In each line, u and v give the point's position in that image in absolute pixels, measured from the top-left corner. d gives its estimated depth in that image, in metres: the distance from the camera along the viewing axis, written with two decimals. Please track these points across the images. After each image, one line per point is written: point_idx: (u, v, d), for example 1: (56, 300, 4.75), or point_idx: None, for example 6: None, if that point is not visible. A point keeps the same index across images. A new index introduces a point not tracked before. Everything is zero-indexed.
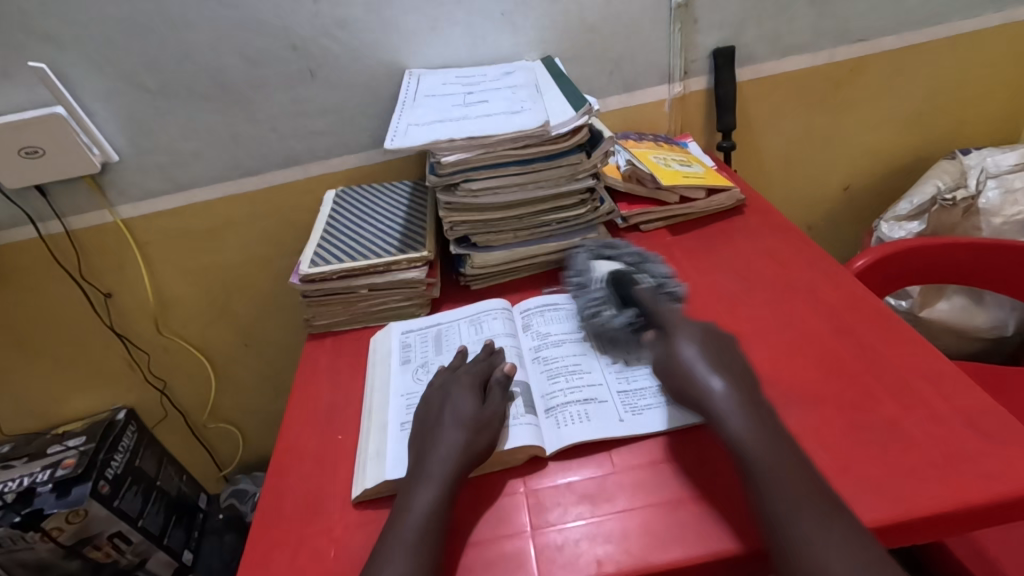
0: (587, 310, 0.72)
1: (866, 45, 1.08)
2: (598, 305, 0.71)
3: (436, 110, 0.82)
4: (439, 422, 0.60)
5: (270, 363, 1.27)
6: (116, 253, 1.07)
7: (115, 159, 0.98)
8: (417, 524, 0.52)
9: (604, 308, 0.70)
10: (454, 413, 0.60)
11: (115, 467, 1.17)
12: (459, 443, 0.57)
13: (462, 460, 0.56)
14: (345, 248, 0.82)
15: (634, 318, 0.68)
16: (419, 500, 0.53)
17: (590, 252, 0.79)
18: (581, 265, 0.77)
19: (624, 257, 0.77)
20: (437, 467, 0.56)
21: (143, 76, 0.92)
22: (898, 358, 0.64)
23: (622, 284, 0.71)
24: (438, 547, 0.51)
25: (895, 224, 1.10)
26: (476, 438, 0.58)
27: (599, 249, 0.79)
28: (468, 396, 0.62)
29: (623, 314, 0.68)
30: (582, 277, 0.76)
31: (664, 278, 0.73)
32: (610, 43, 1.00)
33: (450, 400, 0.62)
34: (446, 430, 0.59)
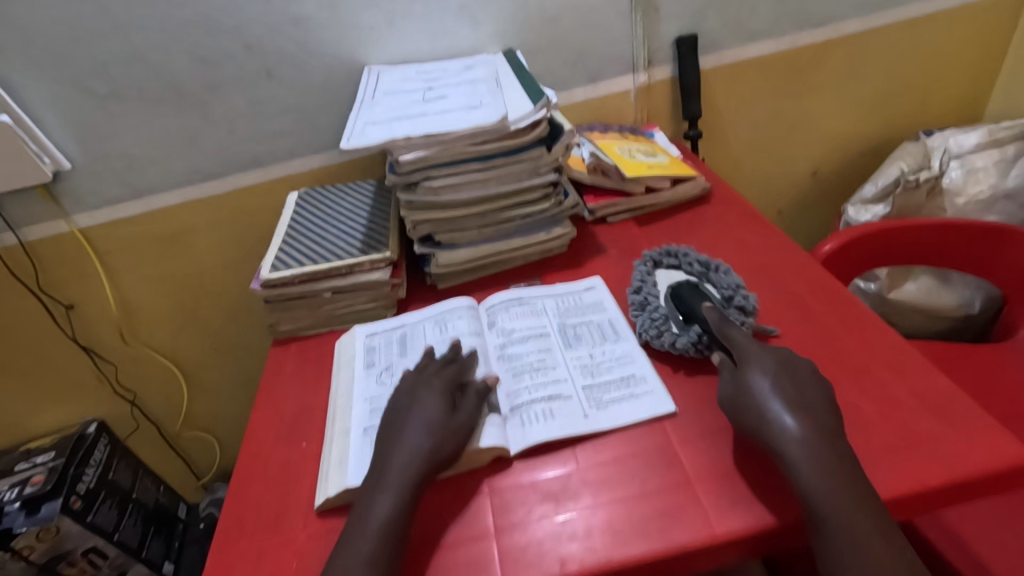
0: (649, 329, 0.67)
1: (827, 29, 1.08)
2: (660, 324, 0.67)
3: (394, 108, 0.81)
4: (405, 428, 0.59)
5: (243, 369, 1.25)
6: (75, 264, 1.04)
7: (68, 167, 0.95)
8: (375, 531, 0.51)
9: (668, 326, 0.67)
10: (421, 418, 0.59)
11: (87, 482, 1.15)
12: (422, 449, 0.56)
13: (424, 466, 0.55)
14: (306, 251, 0.80)
15: (700, 337, 0.64)
16: (376, 508, 0.53)
17: (649, 265, 0.76)
18: (638, 279, 0.74)
19: (689, 266, 0.74)
20: (399, 475, 0.55)
21: (92, 81, 0.89)
22: (857, 342, 0.64)
23: (684, 300, 0.68)
24: (396, 556, 0.50)
25: (861, 208, 1.10)
26: (443, 445, 0.57)
27: (662, 257, 0.76)
28: (436, 401, 0.61)
29: (687, 334, 0.65)
30: (637, 295, 0.72)
31: (733, 290, 0.68)
32: (572, 34, 0.99)
33: (416, 406, 0.60)
34: (410, 435, 0.58)
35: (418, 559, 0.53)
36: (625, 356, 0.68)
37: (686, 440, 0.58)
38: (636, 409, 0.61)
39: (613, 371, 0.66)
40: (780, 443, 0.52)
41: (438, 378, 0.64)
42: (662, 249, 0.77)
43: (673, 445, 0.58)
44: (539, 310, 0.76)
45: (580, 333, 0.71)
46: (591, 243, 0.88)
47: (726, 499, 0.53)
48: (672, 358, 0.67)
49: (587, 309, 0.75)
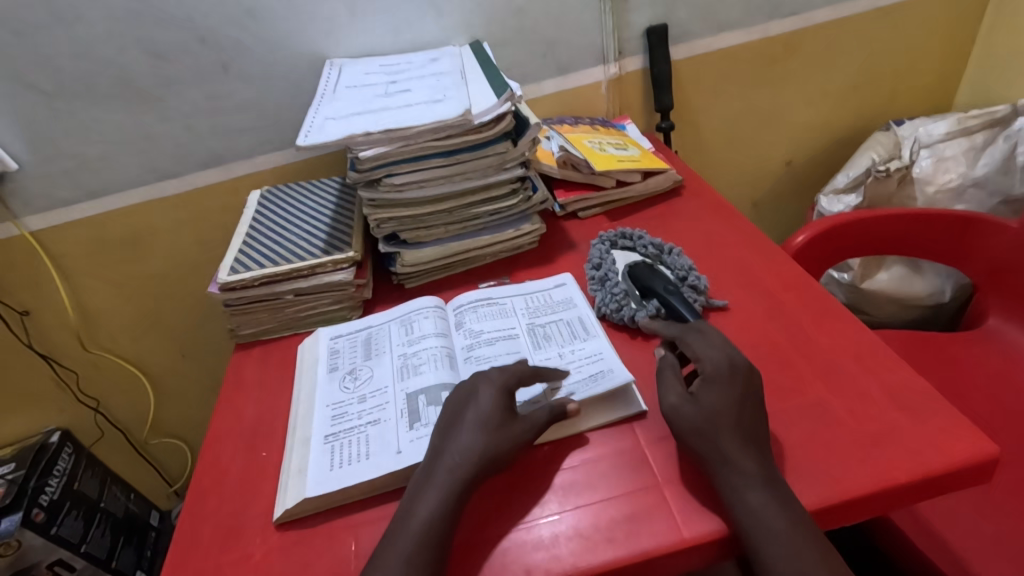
0: (608, 304, 0.69)
1: (798, 18, 1.07)
2: (619, 299, 0.69)
3: (354, 102, 0.78)
4: (472, 425, 0.55)
5: (211, 373, 1.22)
6: (27, 269, 1.00)
7: (15, 167, 0.91)
8: (418, 533, 0.49)
9: (627, 301, 0.69)
10: (480, 421, 0.55)
11: (50, 493, 1.11)
12: (477, 448, 0.54)
13: (481, 470, 0.53)
14: (266, 252, 0.77)
15: (659, 311, 0.67)
16: (421, 508, 0.51)
17: (607, 245, 0.78)
18: (598, 257, 0.76)
19: (644, 248, 0.76)
20: (458, 474, 0.52)
21: (36, 78, 0.85)
22: (826, 336, 0.64)
23: (647, 276, 0.70)
24: (440, 563, 0.48)
25: (833, 198, 1.11)
26: (500, 447, 0.54)
27: (616, 240, 0.78)
28: (498, 399, 0.57)
29: (646, 309, 0.67)
30: (598, 271, 0.74)
31: (686, 271, 0.71)
32: (540, 25, 0.97)
33: (477, 403, 0.57)
34: (480, 432, 0.55)
35: None
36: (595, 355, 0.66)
37: (654, 440, 0.57)
38: (604, 410, 0.60)
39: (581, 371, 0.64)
40: (742, 445, 0.51)
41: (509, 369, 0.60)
42: (617, 232, 0.80)
43: (641, 446, 0.57)
44: (509, 310, 0.74)
45: (550, 332, 0.70)
46: (562, 239, 0.86)
47: (695, 502, 0.52)
48: (643, 356, 0.66)
49: (559, 308, 0.73)
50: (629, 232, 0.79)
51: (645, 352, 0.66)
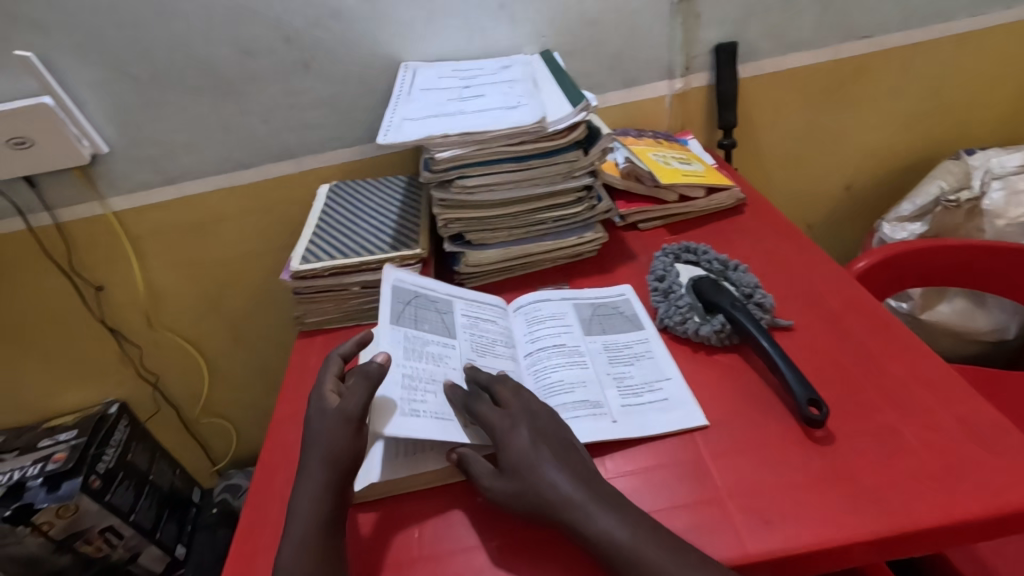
0: (673, 316, 0.70)
1: (871, 41, 1.06)
2: (683, 313, 0.70)
3: (430, 104, 0.80)
4: (309, 436, 0.57)
5: (263, 358, 1.26)
6: (106, 246, 1.06)
7: (105, 151, 0.96)
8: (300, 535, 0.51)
9: (691, 316, 0.70)
10: (316, 430, 0.57)
11: (107, 462, 1.16)
12: (332, 455, 0.55)
13: (335, 469, 0.54)
14: (336, 245, 0.80)
15: (723, 327, 0.67)
16: (299, 510, 0.53)
17: (670, 257, 0.78)
18: (661, 269, 0.76)
19: (709, 263, 0.76)
20: (315, 474, 0.54)
21: (133, 67, 0.90)
22: (897, 364, 0.63)
23: (711, 291, 0.70)
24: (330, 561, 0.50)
25: (898, 225, 1.08)
26: (325, 442, 0.56)
27: (680, 253, 0.79)
28: (325, 404, 0.59)
29: (710, 324, 0.68)
30: (661, 283, 0.75)
31: (752, 289, 0.71)
32: (610, 38, 0.98)
33: (313, 415, 0.59)
34: (324, 436, 0.56)
35: (442, 561, 0.53)
36: (657, 367, 0.67)
37: (717, 454, 0.57)
38: (667, 421, 0.60)
39: (643, 381, 0.65)
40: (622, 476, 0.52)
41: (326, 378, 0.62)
42: (681, 245, 0.80)
43: (704, 458, 0.57)
44: (570, 312, 0.75)
45: (612, 340, 0.71)
46: (622, 249, 0.87)
47: (759, 520, 0.51)
48: (705, 370, 0.66)
49: (620, 317, 0.74)
50: (694, 246, 0.79)
51: (708, 366, 0.66)
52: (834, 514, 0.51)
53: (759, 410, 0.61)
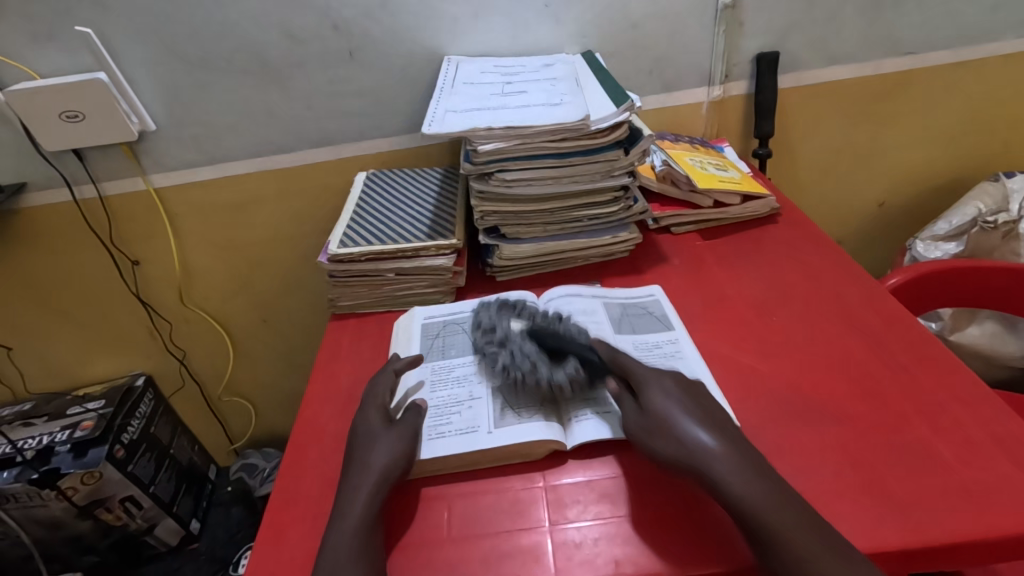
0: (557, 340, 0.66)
1: (914, 58, 1.05)
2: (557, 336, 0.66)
3: (474, 98, 0.81)
4: (359, 443, 0.59)
5: (287, 340, 1.28)
6: (145, 222, 1.08)
7: (153, 128, 0.99)
8: (353, 531, 0.51)
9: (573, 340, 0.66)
10: (368, 438, 0.59)
11: (131, 433, 1.19)
12: (379, 462, 0.56)
13: (386, 473, 0.55)
14: (374, 231, 0.82)
15: (575, 369, 0.62)
16: (355, 507, 0.53)
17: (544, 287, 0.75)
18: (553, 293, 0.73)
19: None
20: (368, 474, 0.55)
21: (184, 48, 0.93)
22: (934, 380, 0.62)
23: (555, 337, 0.65)
24: (375, 557, 0.50)
25: (931, 244, 1.08)
26: (378, 445, 0.57)
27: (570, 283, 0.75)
28: (379, 417, 0.61)
29: (564, 368, 0.62)
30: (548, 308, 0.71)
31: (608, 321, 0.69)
32: (653, 41, 0.98)
33: (363, 423, 0.60)
34: (378, 445, 0.58)
35: (471, 544, 0.53)
36: (687, 368, 0.67)
37: None
38: None
39: None
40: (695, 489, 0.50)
41: (376, 390, 0.64)
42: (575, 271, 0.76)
43: None
44: (601, 310, 0.76)
45: (642, 338, 0.71)
46: (654, 251, 0.88)
47: None
48: (735, 374, 0.66)
49: (651, 317, 0.75)
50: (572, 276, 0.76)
51: (739, 372, 0.67)
52: (862, 523, 0.51)
53: (791, 417, 0.61)
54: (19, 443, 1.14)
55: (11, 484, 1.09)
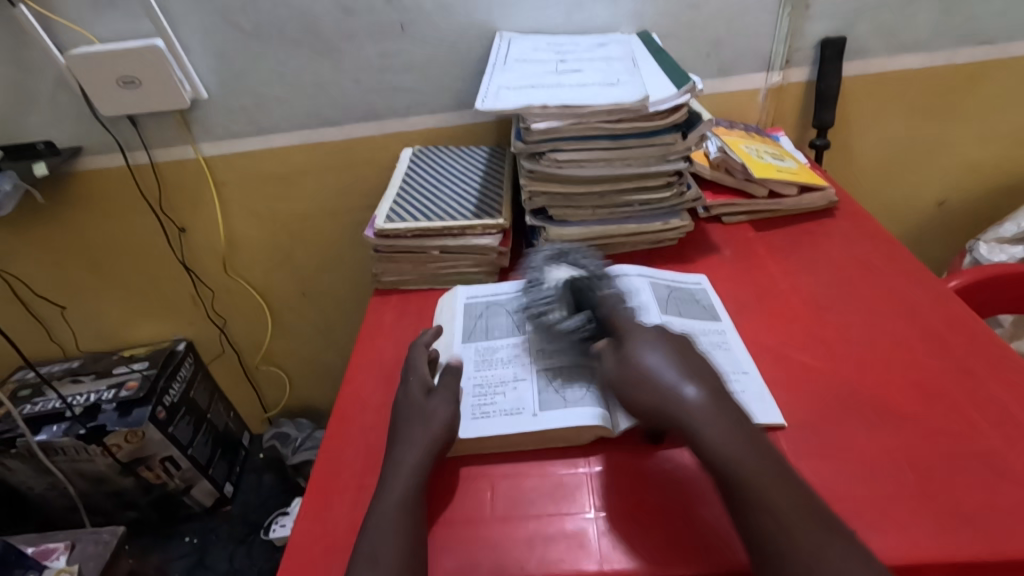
0: (538, 306, 0.68)
1: (992, 48, 0.99)
2: (544, 305, 0.67)
3: (527, 75, 0.80)
4: (407, 412, 0.59)
5: (324, 313, 1.29)
6: (194, 190, 1.10)
7: (204, 97, 1.00)
8: (400, 503, 0.51)
9: (553, 312, 0.66)
10: (415, 408, 0.59)
11: (173, 395, 1.22)
12: (425, 438, 0.56)
13: (429, 445, 0.55)
14: (420, 207, 0.81)
15: (585, 325, 0.63)
16: (398, 478, 0.53)
17: (550, 258, 0.73)
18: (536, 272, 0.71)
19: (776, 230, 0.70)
20: (414, 446, 0.55)
21: (239, 16, 0.93)
22: (1002, 387, 0.59)
23: (580, 290, 0.65)
24: (418, 530, 0.50)
25: (995, 246, 1.03)
26: (425, 416, 0.58)
27: (556, 256, 0.73)
28: (427, 388, 0.61)
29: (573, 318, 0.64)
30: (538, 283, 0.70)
31: (620, 294, 0.65)
32: (712, 22, 0.95)
33: (410, 395, 0.61)
34: (425, 414, 0.58)
35: (514, 524, 0.53)
36: (733, 358, 0.65)
37: (805, 455, 0.56)
38: (744, 412, 0.59)
39: (719, 369, 0.64)
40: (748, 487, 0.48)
41: (414, 361, 0.65)
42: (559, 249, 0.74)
43: (785, 457, 0.56)
44: (647, 289, 0.74)
45: (689, 324, 0.69)
46: (703, 241, 0.86)
47: None
48: (789, 370, 0.64)
49: (697, 304, 0.73)
50: (574, 250, 0.73)
51: (790, 367, 0.65)
52: (922, 530, 0.49)
53: (847, 417, 0.59)
54: (68, 398, 1.18)
55: (60, 437, 1.13)
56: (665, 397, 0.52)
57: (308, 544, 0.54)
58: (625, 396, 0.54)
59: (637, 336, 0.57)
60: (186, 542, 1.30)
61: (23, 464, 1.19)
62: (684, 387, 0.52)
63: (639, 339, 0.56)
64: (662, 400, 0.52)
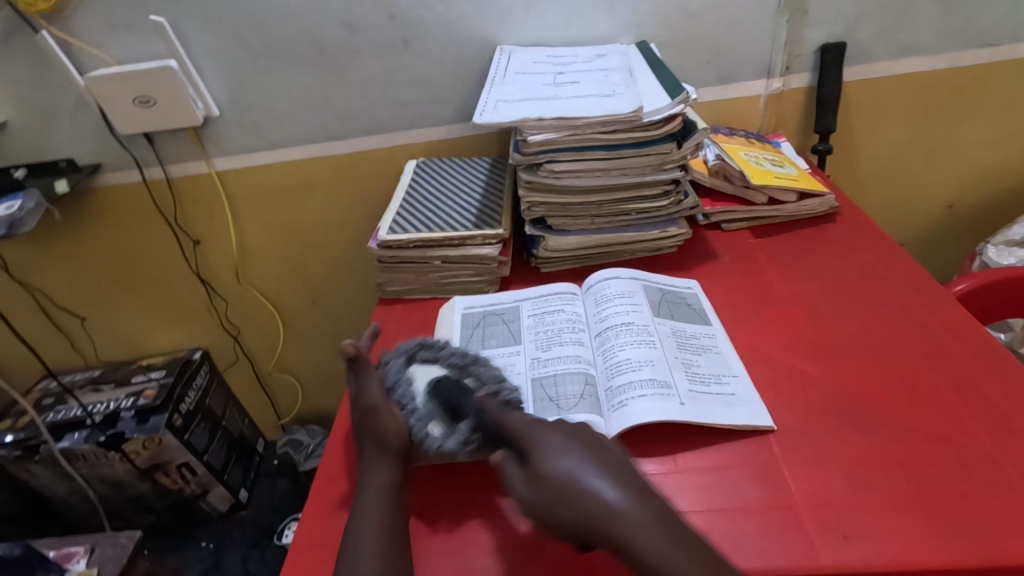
0: (415, 427, 0.58)
1: (996, 50, 0.99)
2: (422, 421, 0.59)
3: (526, 88, 0.81)
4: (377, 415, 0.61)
5: (334, 322, 1.32)
6: (207, 203, 1.13)
7: (217, 114, 1.03)
8: (391, 508, 0.53)
9: (429, 425, 0.59)
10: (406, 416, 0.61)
11: (188, 403, 1.25)
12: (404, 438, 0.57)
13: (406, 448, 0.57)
14: (422, 219, 0.83)
15: (468, 435, 0.57)
16: (392, 482, 0.55)
17: (404, 356, 0.66)
18: (392, 376, 0.63)
19: (450, 356, 0.65)
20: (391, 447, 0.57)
21: (249, 35, 0.96)
22: (999, 391, 0.59)
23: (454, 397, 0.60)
24: (403, 533, 0.52)
25: (1004, 250, 1.02)
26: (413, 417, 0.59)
27: (416, 351, 0.66)
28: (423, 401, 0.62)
29: (453, 435, 0.58)
30: (394, 394, 0.61)
31: (498, 384, 0.61)
32: (711, 32, 0.96)
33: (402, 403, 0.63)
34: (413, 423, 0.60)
35: (510, 530, 0.54)
36: (727, 364, 0.66)
37: (799, 461, 0.56)
38: (735, 415, 0.60)
39: (712, 373, 0.65)
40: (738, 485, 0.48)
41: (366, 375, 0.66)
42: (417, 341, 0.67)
43: (779, 463, 0.56)
44: (640, 293, 0.75)
45: (681, 327, 0.71)
46: (703, 248, 0.86)
47: (837, 534, 0.50)
48: (785, 376, 0.65)
49: (688, 308, 0.74)
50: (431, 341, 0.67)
51: (788, 374, 0.65)
52: (914, 537, 0.49)
53: (843, 424, 0.59)
54: (89, 406, 1.22)
55: (81, 445, 1.17)
56: (586, 510, 0.44)
57: (309, 549, 0.56)
58: (537, 510, 0.46)
59: (541, 443, 0.49)
60: (202, 547, 1.33)
61: (46, 470, 1.23)
62: (606, 492, 0.45)
63: (545, 446, 0.49)
64: (577, 509, 0.44)
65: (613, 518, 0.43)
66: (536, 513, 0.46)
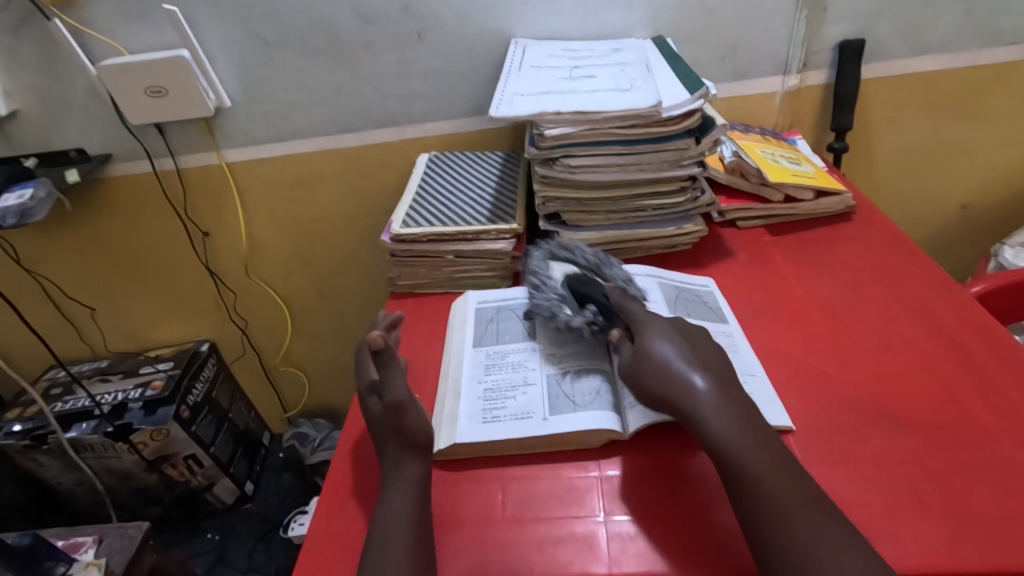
0: (543, 306, 0.68)
1: (1017, 48, 0.97)
2: (554, 305, 0.68)
3: (542, 81, 0.80)
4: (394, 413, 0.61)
5: (342, 316, 1.31)
6: (217, 195, 1.13)
7: (228, 105, 1.02)
8: (411, 505, 0.53)
9: (562, 308, 0.68)
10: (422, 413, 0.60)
11: (196, 395, 1.25)
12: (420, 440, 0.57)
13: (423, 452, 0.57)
14: (435, 212, 0.82)
15: (594, 317, 0.66)
16: (409, 480, 0.55)
17: (546, 252, 0.75)
18: (534, 265, 0.73)
19: (584, 256, 0.72)
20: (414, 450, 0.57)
21: (262, 26, 0.96)
22: (1021, 394, 0.58)
23: (583, 283, 0.68)
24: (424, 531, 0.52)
25: (1021, 251, 1.01)
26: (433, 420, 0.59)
27: (556, 248, 0.74)
28: None
29: (585, 313, 0.66)
30: (534, 278, 0.72)
31: (624, 281, 0.70)
32: (728, 27, 0.95)
33: None
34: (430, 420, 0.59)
35: (525, 527, 0.54)
36: (744, 362, 0.65)
37: (819, 462, 0.55)
38: None
39: None
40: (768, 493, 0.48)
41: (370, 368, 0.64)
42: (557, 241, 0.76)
43: (797, 464, 0.55)
44: (656, 290, 0.74)
45: (697, 325, 0.70)
46: (717, 246, 0.86)
47: None
48: (802, 376, 0.64)
49: (704, 306, 0.73)
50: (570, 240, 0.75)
51: (805, 375, 0.64)
52: (936, 541, 0.48)
53: (863, 426, 0.58)
54: (97, 397, 1.22)
55: (89, 435, 1.17)
56: (687, 403, 0.53)
57: (324, 543, 0.55)
58: (648, 391, 0.56)
59: (648, 326, 0.60)
60: (208, 539, 1.33)
61: (54, 461, 1.23)
62: (695, 379, 0.54)
63: (653, 329, 0.59)
64: (676, 390, 0.54)
65: (701, 409, 0.52)
66: (640, 387, 0.57)
